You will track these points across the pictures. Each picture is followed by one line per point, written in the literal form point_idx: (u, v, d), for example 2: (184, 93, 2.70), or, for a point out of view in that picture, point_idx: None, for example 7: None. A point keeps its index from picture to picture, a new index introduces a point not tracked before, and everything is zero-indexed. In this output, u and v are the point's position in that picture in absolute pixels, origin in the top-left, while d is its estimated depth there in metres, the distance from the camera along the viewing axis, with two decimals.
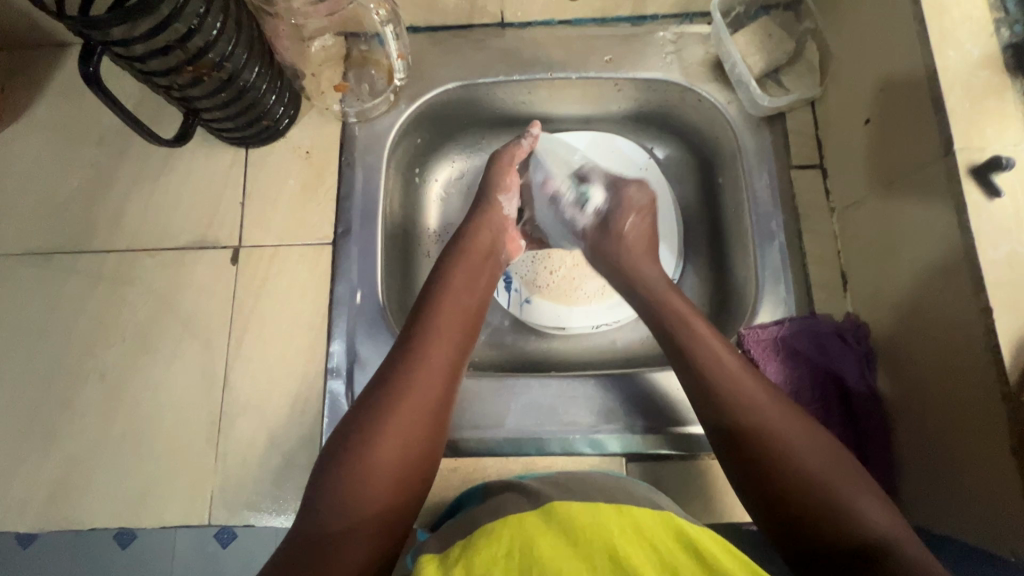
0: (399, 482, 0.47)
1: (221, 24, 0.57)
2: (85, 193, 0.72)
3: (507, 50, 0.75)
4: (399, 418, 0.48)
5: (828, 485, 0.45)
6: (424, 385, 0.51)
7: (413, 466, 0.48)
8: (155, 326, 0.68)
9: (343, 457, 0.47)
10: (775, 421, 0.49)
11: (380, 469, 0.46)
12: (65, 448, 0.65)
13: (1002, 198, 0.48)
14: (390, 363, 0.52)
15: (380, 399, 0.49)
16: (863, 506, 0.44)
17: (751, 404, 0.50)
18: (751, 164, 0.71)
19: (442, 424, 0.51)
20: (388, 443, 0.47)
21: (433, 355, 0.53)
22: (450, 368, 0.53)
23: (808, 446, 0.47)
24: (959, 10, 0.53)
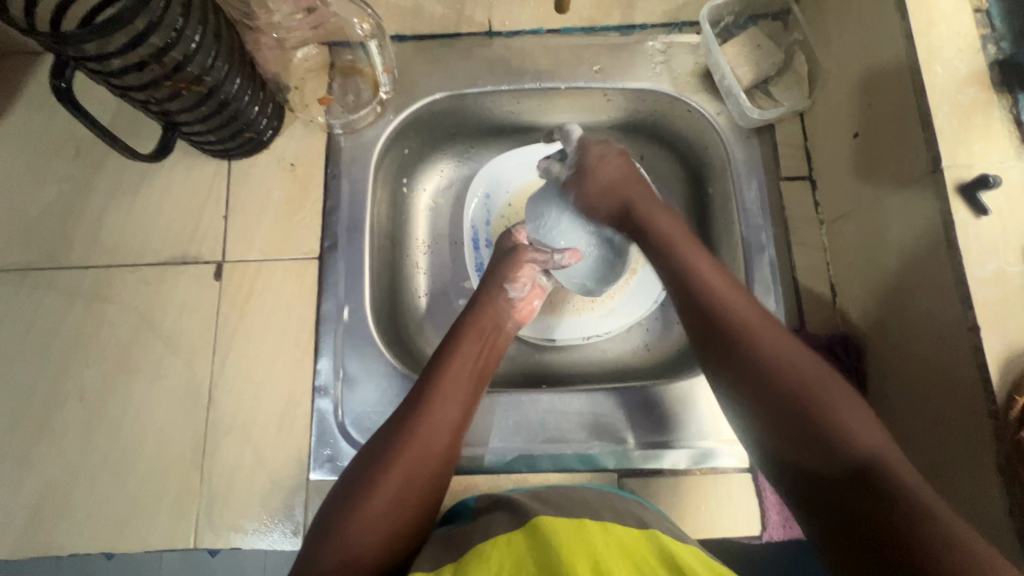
0: (402, 514, 0.50)
1: (200, 37, 0.55)
2: (62, 208, 0.70)
3: (495, 59, 0.74)
4: (406, 452, 0.51)
5: (821, 409, 0.47)
6: (434, 421, 0.54)
7: (416, 502, 0.51)
8: (137, 344, 0.66)
9: (350, 491, 0.50)
10: (770, 353, 0.50)
11: (381, 502, 0.49)
12: (43, 471, 0.63)
13: (989, 216, 0.49)
14: (393, 423, 0.54)
15: (390, 433, 0.53)
16: (848, 425, 0.46)
17: (746, 339, 0.52)
18: (740, 175, 0.71)
19: (445, 473, 0.54)
20: (395, 475, 0.50)
21: (446, 389, 0.56)
22: (463, 406, 0.57)
23: (802, 365, 0.49)
24: (947, 26, 0.53)
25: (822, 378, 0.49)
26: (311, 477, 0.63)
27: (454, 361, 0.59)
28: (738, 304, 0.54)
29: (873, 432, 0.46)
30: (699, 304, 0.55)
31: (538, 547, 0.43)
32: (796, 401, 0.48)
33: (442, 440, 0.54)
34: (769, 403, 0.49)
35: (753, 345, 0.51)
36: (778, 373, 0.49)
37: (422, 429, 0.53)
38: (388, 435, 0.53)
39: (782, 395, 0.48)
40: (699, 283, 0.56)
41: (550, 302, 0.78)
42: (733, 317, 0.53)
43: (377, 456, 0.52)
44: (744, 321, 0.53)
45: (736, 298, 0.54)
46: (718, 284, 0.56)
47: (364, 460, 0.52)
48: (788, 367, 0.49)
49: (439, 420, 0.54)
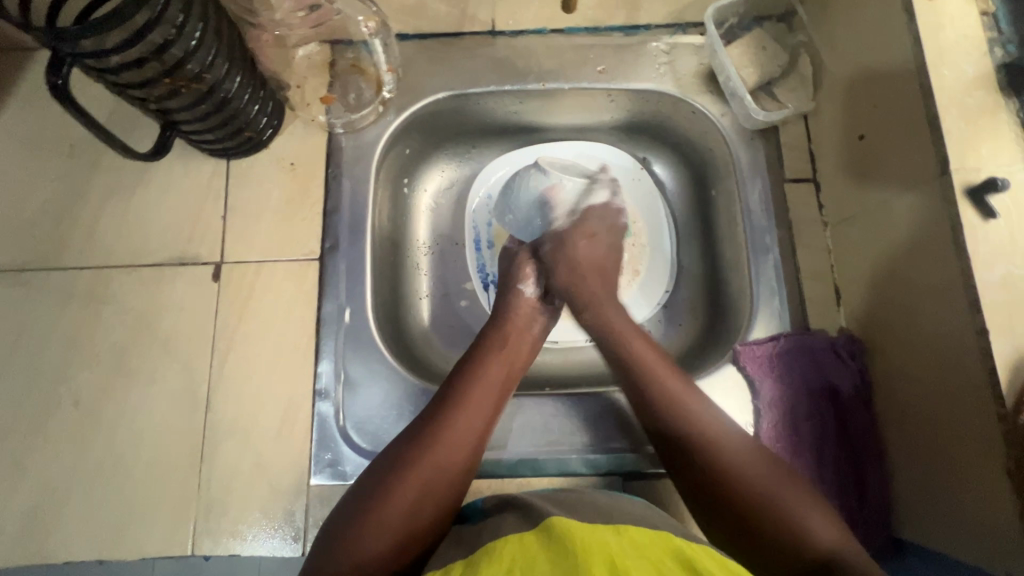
0: (421, 516, 0.49)
1: (200, 33, 0.54)
2: (56, 207, 0.68)
3: (498, 59, 0.74)
4: (429, 452, 0.51)
5: (775, 507, 0.48)
6: (467, 419, 0.53)
7: (436, 504, 0.50)
8: (133, 346, 0.65)
9: (378, 478, 0.50)
10: (718, 454, 0.51)
11: (408, 493, 0.49)
12: (36, 477, 0.62)
13: (998, 219, 0.49)
14: (428, 414, 0.54)
15: (416, 433, 0.53)
16: (811, 523, 0.47)
17: (704, 445, 0.51)
18: (744, 177, 0.71)
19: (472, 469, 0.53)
20: (416, 475, 0.49)
21: (475, 389, 0.55)
22: (492, 407, 0.56)
23: (736, 457, 0.50)
24: (954, 28, 0.53)
25: (780, 474, 0.50)
26: (312, 482, 0.62)
27: (484, 361, 0.58)
28: (691, 403, 0.54)
29: (835, 525, 0.48)
30: (639, 378, 0.56)
31: (549, 547, 0.42)
32: (747, 511, 0.48)
33: (467, 440, 0.53)
34: (715, 509, 0.50)
35: (699, 445, 0.51)
36: (713, 473, 0.50)
37: (449, 430, 0.52)
38: (413, 436, 0.52)
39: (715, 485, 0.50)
40: (649, 381, 0.56)
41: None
42: (693, 419, 0.53)
43: (401, 456, 0.51)
44: (689, 423, 0.53)
45: (685, 395, 0.55)
46: (659, 370, 0.56)
47: (387, 459, 0.51)
48: (746, 479, 0.49)
49: (466, 422, 0.53)
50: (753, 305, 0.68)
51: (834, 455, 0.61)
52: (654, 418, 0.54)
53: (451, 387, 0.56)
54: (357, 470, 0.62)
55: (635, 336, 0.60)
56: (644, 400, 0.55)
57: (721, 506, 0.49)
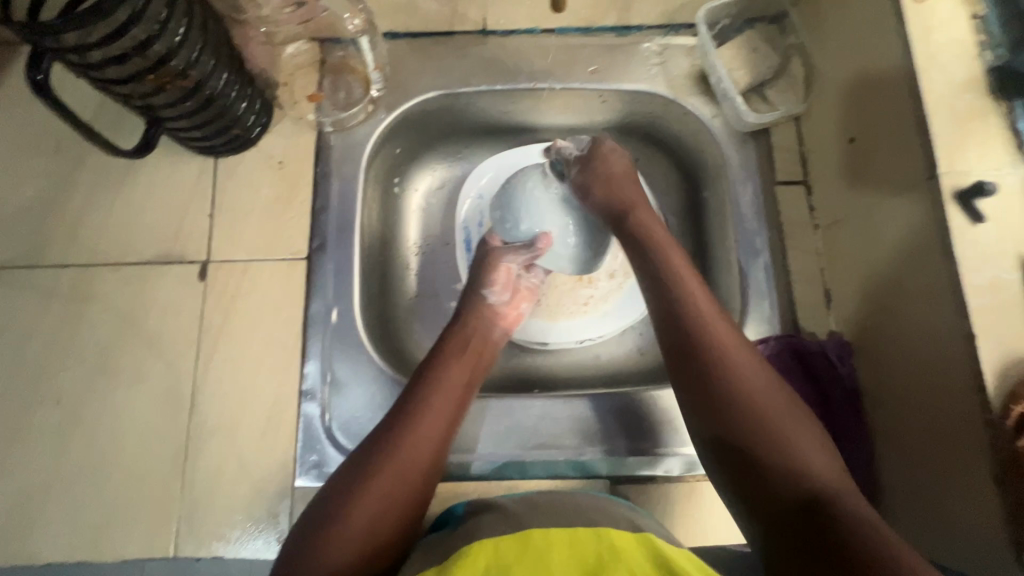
0: (383, 531, 0.48)
1: (185, 29, 0.54)
2: (41, 204, 0.68)
3: (489, 59, 0.73)
4: (387, 466, 0.50)
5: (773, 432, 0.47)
6: (424, 425, 0.53)
7: (396, 519, 0.48)
8: (117, 345, 0.64)
9: (338, 489, 0.49)
10: (736, 373, 0.50)
11: (368, 503, 0.48)
12: (17, 477, 0.61)
13: (985, 223, 0.49)
14: (386, 422, 0.53)
15: (372, 449, 0.51)
16: (808, 456, 0.46)
17: (723, 357, 0.51)
18: (735, 179, 0.70)
19: (434, 474, 0.52)
20: (374, 490, 0.48)
21: (432, 398, 0.55)
22: (450, 416, 0.55)
23: (748, 370, 0.50)
24: (943, 32, 0.53)
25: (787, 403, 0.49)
26: (297, 483, 0.61)
27: (441, 370, 0.57)
28: (715, 322, 0.53)
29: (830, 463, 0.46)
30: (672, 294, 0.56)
31: (526, 558, 0.40)
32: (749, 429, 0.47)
33: (425, 452, 0.52)
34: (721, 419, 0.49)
35: (713, 364, 0.50)
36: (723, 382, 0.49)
37: (406, 442, 0.51)
38: (370, 450, 0.51)
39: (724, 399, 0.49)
40: (683, 299, 0.55)
41: (545, 307, 0.76)
42: (720, 341, 0.52)
43: (358, 471, 0.50)
44: (717, 339, 0.52)
45: (715, 317, 0.54)
46: (692, 291, 0.55)
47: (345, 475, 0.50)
48: (759, 404, 0.48)
49: (423, 433, 0.52)
50: (743, 308, 0.67)
51: None
52: (681, 329, 0.53)
53: (408, 397, 0.55)
54: None
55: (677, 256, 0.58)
56: (675, 319, 0.54)
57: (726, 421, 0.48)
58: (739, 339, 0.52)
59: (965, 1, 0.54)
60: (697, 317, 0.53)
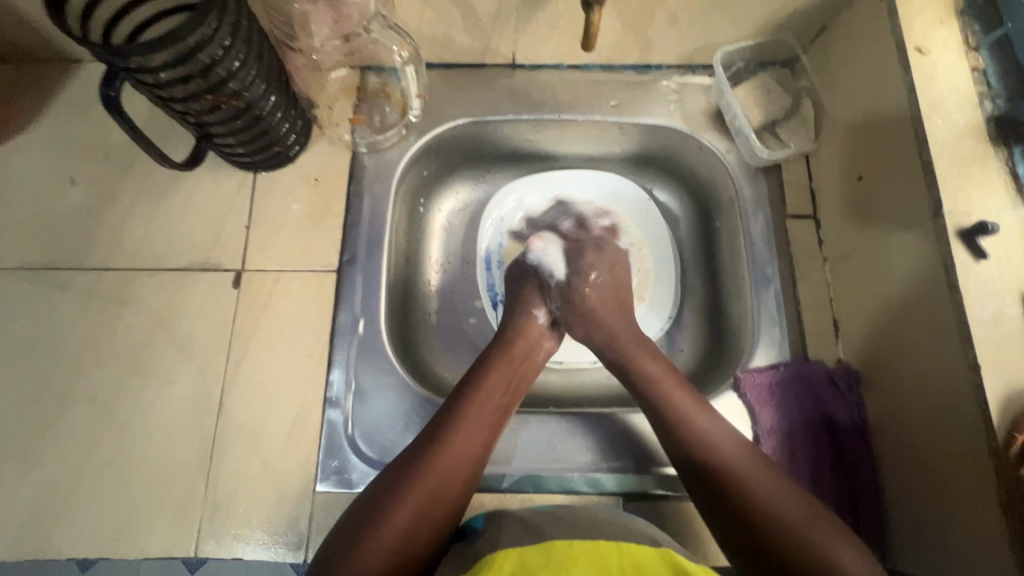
0: (422, 531, 0.50)
1: (243, 55, 0.58)
2: (86, 210, 0.71)
3: (517, 90, 0.78)
4: (426, 475, 0.52)
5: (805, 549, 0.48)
6: (466, 435, 0.56)
7: (432, 527, 0.51)
8: (151, 346, 0.67)
9: (384, 489, 0.52)
10: (758, 494, 0.51)
11: (411, 507, 0.50)
12: (46, 471, 0.63)
13: (987, 259, 0.52)
14: (435, 427, 0.56)
15: (410, 460, 0.54)
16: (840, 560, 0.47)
17: (749, 489, 0.52)
18: (747, 211, 0.74)
19: (474, 479, 0.55)
20: (414, 499, 0.51)
21: (475, 411, 0.58)
22: (491, 428, 0.58)
23: (771, 487, 0.52)
24: (946, 82, 0.57)
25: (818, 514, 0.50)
26: (317, 489, 0.63)
27: (479, 385, 0.60)
28: (715, 437, 0.56)
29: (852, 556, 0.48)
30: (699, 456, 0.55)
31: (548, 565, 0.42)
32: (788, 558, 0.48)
33: (462, 463, 0.54)
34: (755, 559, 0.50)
35: (737, 490, 0.52)
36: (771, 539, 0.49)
37: (445, 453, 0.54)
38: (409, 459, 0.54)
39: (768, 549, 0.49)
40: (676, 422, 0.57)
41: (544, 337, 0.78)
42: (715, 446, 0.55)
43: (396, 479, 0.52)
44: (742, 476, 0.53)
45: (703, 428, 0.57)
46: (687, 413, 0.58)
47: (384, 483, 0.53)
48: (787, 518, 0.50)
49: (462, 444, 0.55)
50: (753, 334, 0.70)
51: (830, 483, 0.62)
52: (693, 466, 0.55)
53: (449, 407, 0.58)
54: (361, 478, 0.63)
55: (645, 355, 0.64)
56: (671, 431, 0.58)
57: (751, 533, 0.50)
58: (734, 439, 0.56)
59: (966, 54, 0.58)
60: (693, 436, 0.56)
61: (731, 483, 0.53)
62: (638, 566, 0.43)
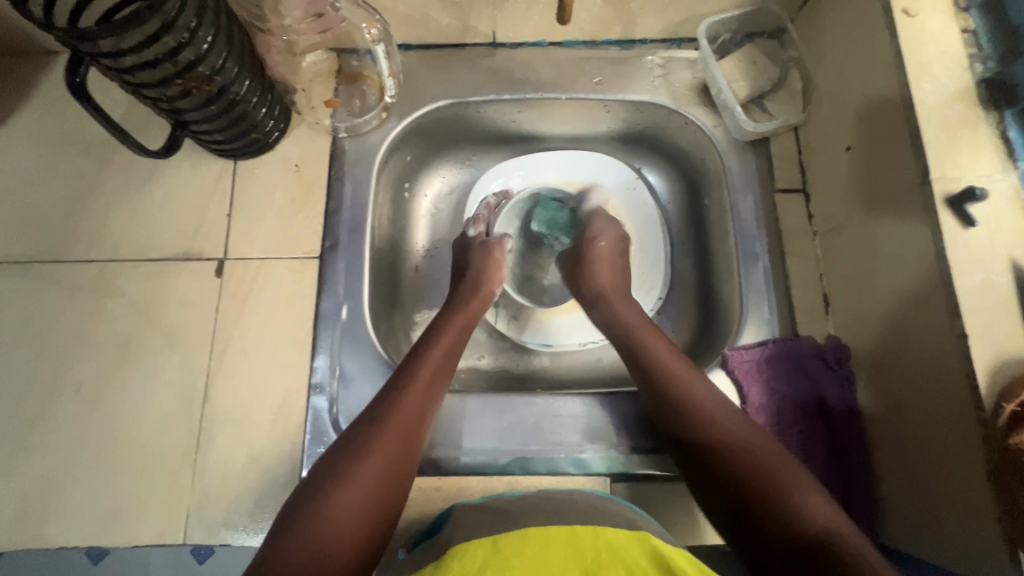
0: (370, 516, 0.48)
1: (212, 37, 0.57)
2: (68, 203, 0.71)
3: (497, 69, 0.76)
4: (378, 448, 0.51)
5: (765, 488, 0.48)
6: (399, 419, 0.53)
7: (381, 506, 0.49)
8: (135, 337, 0.67)
9: (322, 478, 0.49)
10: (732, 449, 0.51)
11: (355, 494, 0.48)
12: (36, 463, 0.63)
13: (977, 227, 0.50)
14: (369, 411, 0.54)
15: (354, 435, 0.52)
16: (803, 505, 0.46)
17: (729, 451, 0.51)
18: (735, 186, 0.72)
19: (410, 459, 0.53)
20: (365, 471, 0.49)
21: (408, 388, 0.56)
22: (424, 401, 0.56)
23: (742, 436, 0.52)
24: (935, 44, 0.55)
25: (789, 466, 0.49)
26: (304, 475, 0.63)
27: (418, 358, 0.59)
28: (681, 373, 0.58)
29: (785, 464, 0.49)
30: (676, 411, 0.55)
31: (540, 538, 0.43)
32: (756, 508, 0.47)
33: (393, 441, 0.52)
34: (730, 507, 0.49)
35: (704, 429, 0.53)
36: (740, 480, 0.49)
37: (376, 434, 0.51)
38: (355, 435, 0.52)
39: (734, 491, 0.49)
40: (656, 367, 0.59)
41: (537, 317, 0.78)
42: (676, 382, 0.57)
43: (337, 462, 0.49)
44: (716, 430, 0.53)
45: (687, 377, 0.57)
46: (668, 361, 0.59)
47: (324, 466, 0.50)
48: (749, 461, 0.50)
49: (392, 425, 0.52)
50: (742, 312, 0.69)
51: (820, 460, 0.61)
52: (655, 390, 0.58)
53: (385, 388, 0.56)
54: None
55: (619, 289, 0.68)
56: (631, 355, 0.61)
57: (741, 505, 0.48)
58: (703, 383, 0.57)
59: (956, 15, 0.56)
60: (669, 377, 0.57)
61: (712, 443, 0.52)
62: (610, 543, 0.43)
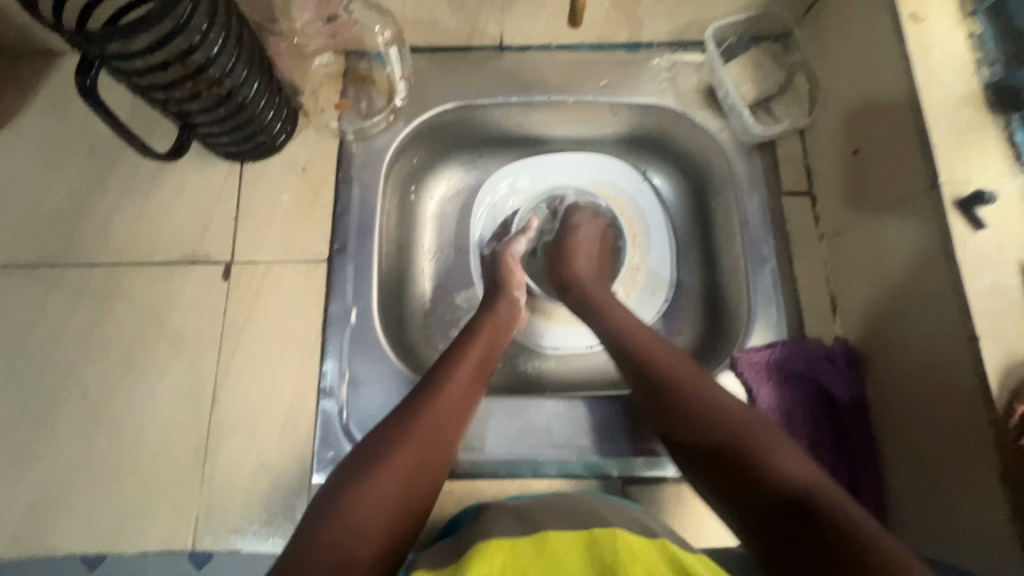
0: (404, 505, 0.47)
1: (223, 40, 0.56)
2: (72, 206, 0.70)
3: (504, 72, 0.76)
4: (413, 435, 0.51)
5: (756, 450, 0.46)
6: (439, 411, 0.53)
7: (415, 498, 0.48)
8: (142, 341, 0.66)
9: (361, 462, 0.49)
10: (701, 405, 0.51)
11: (392, 482, 0.47)
12: (41, 469, 0.62)
13: (986, 229, 0.51)
14: (410, 400, 0.54)
15: (393, 425, 0.52)
16: (782, 464, 0.45)
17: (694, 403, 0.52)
18: (742, 188, 0.73)
19: (447, 453, 0.52)
20: (402, 463, 0.49)
21: (447, 382, 0.55)
22: (464, 397, 0.56)
23: (712, 396, 0.52)
24: (942, 49, 0.56)
25: (762, 422, 0.49)
26: (314, 479, 0.62)
27: (457, 355, 0.59)
28: (649, 345, 0.59)
29: (756, 416, 0.50)
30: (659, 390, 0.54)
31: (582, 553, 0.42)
32: (733, 460, 0.47)
33: (431, 434, 0.51)
34: (709, 465, 0.48)
35: (671, 387, 0.54)
36: (726, 443, 0.48)
37: (415, 427, 0.51)
38: (392, 424, 0.52)
39: (725, 458, 0.47)
40: (623, 338, 0.60)
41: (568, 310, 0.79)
42: (641, 347, 0.58)
43: (376, 449, 0.49)
44: (704, 400, 0.52)
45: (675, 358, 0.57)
46: (657, 348, 0.58)
47: (362, 453, 0.50)
48: (739, 425, 0.49)
49: (430, 418, 0.52)
50: (750, 314, 0.69)
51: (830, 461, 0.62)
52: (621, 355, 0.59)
53: (424, 380, 0.56)
54: None
55: (590, 274, 0.71)
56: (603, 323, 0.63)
57: (717, 462, 0.48)
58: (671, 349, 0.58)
59: (963, 20, 0.57)
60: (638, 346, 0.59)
61: (675, 398, 0.53)
62: (630, 548, 0.43)
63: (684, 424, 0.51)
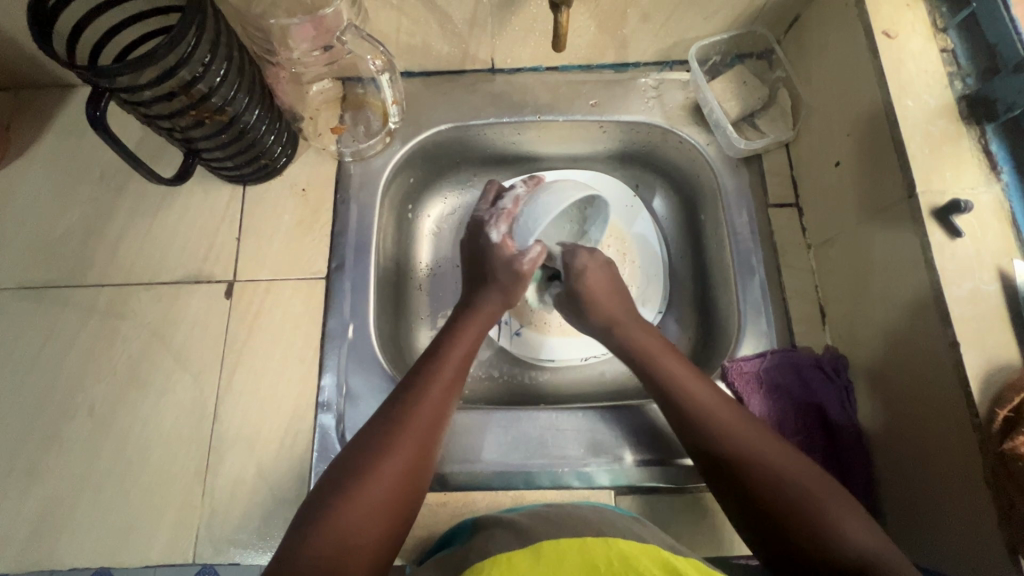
0: (387, 517, 0.49)
1: (224, 71, 0.59)
2: (83, 230, 0.73)
3: (496, 94, 0.79)
4: (397, 449, 0.52)
5: (820, 520, 0.47)
6: (420, 422, 0.54)
7: (398, 508, 0.50)
8: (147, 358, 0.69)
9: (347, 473, 0.50)
10: (758, 465, 0.51)
11: (377, 492, 0.49)
12: (49, 484, 0.64)
13: (963, 237, 0.52)
14: (391, 409, 0.55)
15: (373, 437, 0.52)
16: (845, 530, 0.46)
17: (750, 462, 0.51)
18: (730, 201, 0.74)
19: (427, 462, 0.54)
20: (385, 476, 0.50)
21: (430, 391, 0.56)
22: (444, 406, 0.56)
23: (772, 452, 0.51)
24: (915, 63, 0.58)
25: (830, 486, 0.49)
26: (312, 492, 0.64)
27: (438, 359, 0.60)
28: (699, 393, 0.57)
29: (816, 478, 0.50)
30: (717, 435, 0.54)
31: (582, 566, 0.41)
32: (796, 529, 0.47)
33: (412, 444, 0.52)
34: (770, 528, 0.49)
35: (732, 442, 0.53)
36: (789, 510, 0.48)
37: (398, 440, 0.52)
38: (374, 435, 0.53)
39: (793, 525, 0.48)
40: (673, 385, 0.59)
41: None
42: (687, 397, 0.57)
43: (356, 462, 0.50)
44: (770, 461, 0.51)
45: (721, 402, 0.56)
46: (693, 386, 0.58)
47: (344, 465, 0.51)
48: (797, 488, 0.49)
49: (412, 428, 0.53)
50: (739, 325, 0.70)
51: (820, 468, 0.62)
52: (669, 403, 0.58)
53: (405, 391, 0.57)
54: None
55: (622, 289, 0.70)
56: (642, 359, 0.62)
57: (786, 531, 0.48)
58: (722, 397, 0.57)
59: (935, 36, 0.59)
60: (683, 392, 0.58)
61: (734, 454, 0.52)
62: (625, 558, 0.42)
63: (748, 484, 0.51)
